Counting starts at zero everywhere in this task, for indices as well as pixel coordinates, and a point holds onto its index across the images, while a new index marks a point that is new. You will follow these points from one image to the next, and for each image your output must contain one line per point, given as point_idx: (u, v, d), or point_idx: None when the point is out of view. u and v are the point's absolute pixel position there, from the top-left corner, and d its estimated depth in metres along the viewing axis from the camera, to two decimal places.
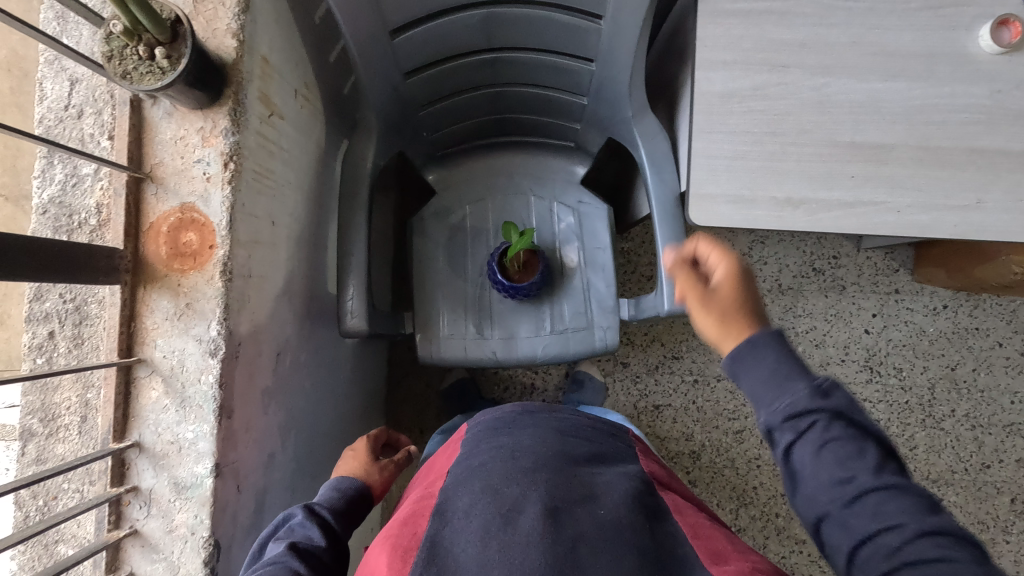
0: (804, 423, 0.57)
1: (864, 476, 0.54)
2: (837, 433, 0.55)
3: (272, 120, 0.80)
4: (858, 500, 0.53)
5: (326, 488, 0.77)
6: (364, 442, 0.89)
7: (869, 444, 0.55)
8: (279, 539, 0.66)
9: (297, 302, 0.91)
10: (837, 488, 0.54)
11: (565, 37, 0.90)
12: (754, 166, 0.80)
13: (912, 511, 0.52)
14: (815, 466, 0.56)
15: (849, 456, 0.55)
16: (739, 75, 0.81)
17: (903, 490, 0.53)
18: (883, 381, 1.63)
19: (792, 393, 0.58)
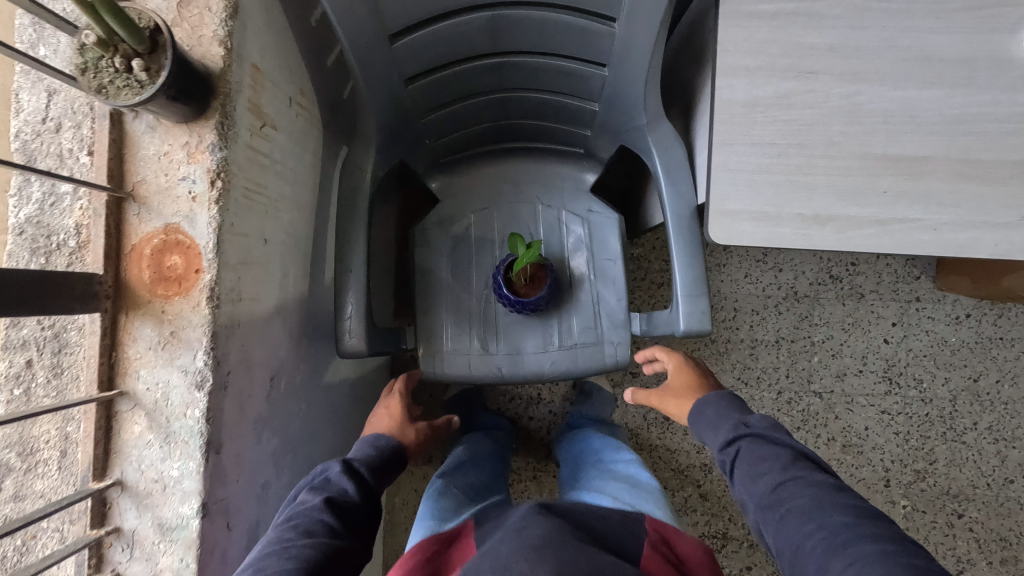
0: (738, 446, 0.83)
1: (774, 473, 0.76)
2: (754, 450, 0.81)
3: (264, 131, 0.76)
4: (772, 494, 0.74)
5: (362, 446, 0.88)
6: (397, 403, 1.04)
7: (779, 452, 0.78)
8: (315, 491, 0.76)
9: (291, 321, 0.87)
10: (758, 489, 0.76)
11: (575, 40, 0.84)
12: (779, 181, 0.75)
13: (807, 492, 0.71)
14: (745, 478, 0.79)
15: (763, 463, 0.78)
16: (764, 82, 0.75)
17: (802, 477, 0.74)
18: (902, 392, 1.58)
19: (722, 426, 0.88)
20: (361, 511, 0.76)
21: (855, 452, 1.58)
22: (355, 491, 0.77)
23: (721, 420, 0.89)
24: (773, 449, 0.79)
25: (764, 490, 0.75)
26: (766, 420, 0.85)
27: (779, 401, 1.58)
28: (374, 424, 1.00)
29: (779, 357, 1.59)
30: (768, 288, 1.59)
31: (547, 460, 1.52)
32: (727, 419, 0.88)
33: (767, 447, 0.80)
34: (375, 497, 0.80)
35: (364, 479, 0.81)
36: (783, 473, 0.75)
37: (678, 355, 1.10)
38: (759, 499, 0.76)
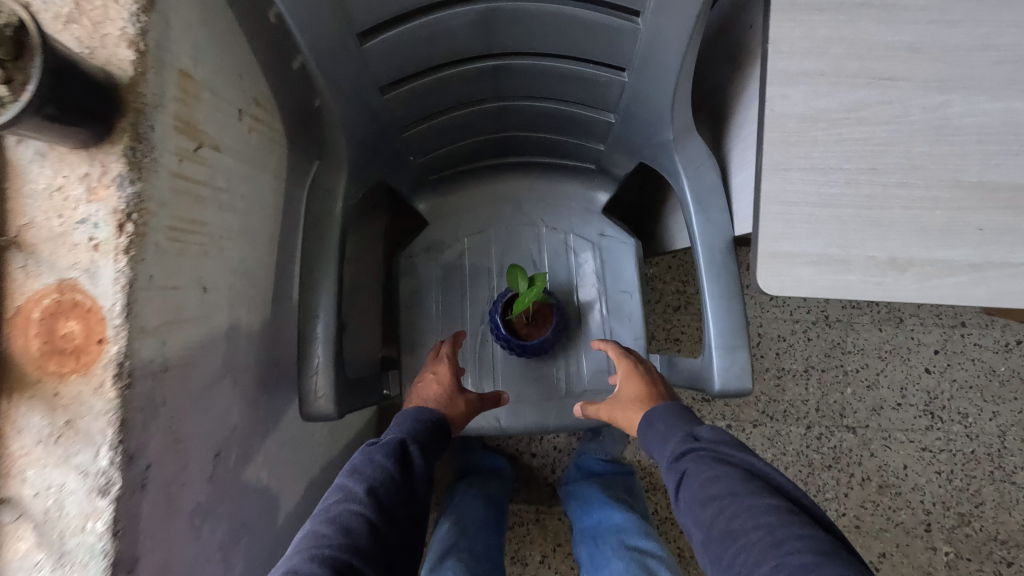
0: (683, 463, 0.70)
1: (725, 499, 0.63)
2: (702, 468, 0.68)
3: (200, 154, 0.61)
4: (722, 525, 0.62)
5: (404, 419, 0.79)
6: (446, 371, 0.87)
7: (731, 471, 0.66)
8: (359, 477, 0.68)
9: (244, 378, 0.72)
10: (706, 517, 0.64)
11: (588, 39, 0.69)
12: (845, 215, 0.59)
13: (762, 523, 0.59)
14: (692, 501, 0.66)
15: (712, 484, 0.65)
16: (827, 91, 0.60)
17: (755, 503, 0.61)
18: (945, 427, 1.43)
19: (668, 439, 0.74)
20: (405, 499, 0.69)
21: (892, 493, 1.42)
22: (397, 476, 0.70)
23: (666, 432, 0.76)
24: (724, 466, 0.66)
25: (711, 519, 0.63)
26: (717, 430, 0.72)
27: (807, 437, 1.43)
28: (421, 390, 0.86)
29: (808, 388, 1.44)
30: (796, 312, 1.44)
31: (551, 501, 1.36)
32: (674, 430, 0.75)
33: (715, 464, 0.67)
34: (422, 480, 0.73)
35: (408, 460, 0.72)
36: (734, 497, 0.62)
37: (627, 359, 0.88)
38: (706, 528, 0.63)
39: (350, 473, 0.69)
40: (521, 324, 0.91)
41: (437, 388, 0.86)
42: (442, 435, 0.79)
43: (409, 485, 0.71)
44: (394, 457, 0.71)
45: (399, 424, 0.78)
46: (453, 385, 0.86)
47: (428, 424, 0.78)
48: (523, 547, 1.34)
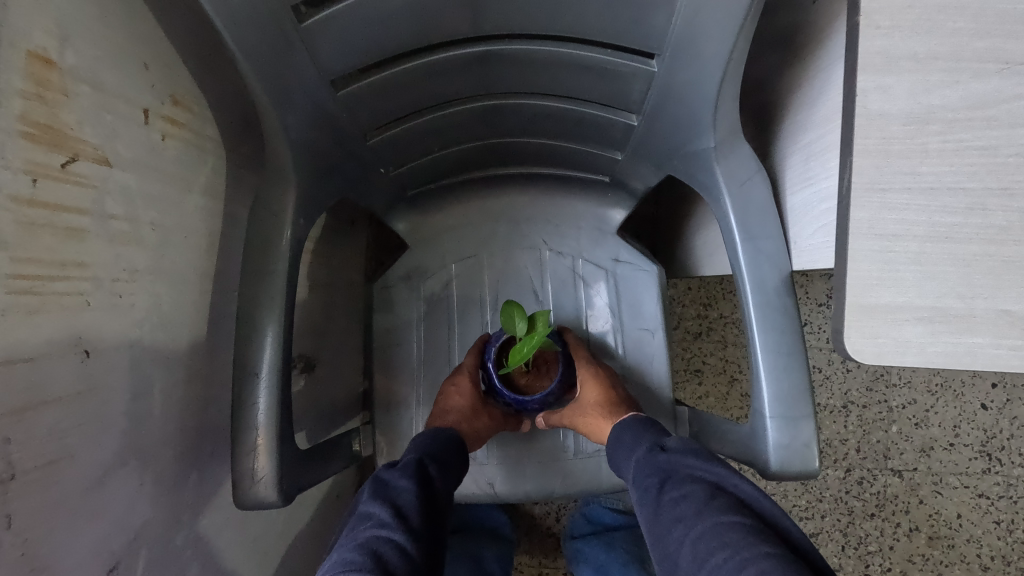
0: (644, 480, 0.58)
1: (689, 522, 0.51)
2: (665, 484, 0.56)
3: (74, 171, 0.44)
4: (687, 553, 0.50)
5: (421, 435, 0.67)
6: (468, 383, 0.74)
7: (697, 486, 0.54)
8: (377, 499, 0.55)
9: (160, 457, 0.55)
10: (669, 545, 0.52)
11: (607, 16, 0.52)
12: (969, 252, 0.43)
13: (730, 546, 0.47)
14: (654, 526, 0.54)
15: (676, 506, 0.53)
16: (942, 80, 0.43)
17: (718, 521, 0.49)
18: (1005, 471, 1.25)
19: (633, 451, 0.62)
20: (434, 528, 0.56)
21: (944, 546, 1.25)
22: (427, 500, 0.57)
23: (629, 443, 0.64)
24: (691, 482, 0.54)
25: (676, 547, 0.51)
26: (685, 437, 0.60)
27: (847, 482, 1.26)
28: (441, 404, 0.73)
29: (847, 426, 1.26)
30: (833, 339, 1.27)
31: (555, 555, 1.19)
32: (638, 440, 0.63)
33: (679, 481, 0.55)
34: (445, 508, 0.60)
35: (430, 483, 0.60)
36: (699, 519, 0.51)
37: (585, 356, 0.76)
38: (672, 559, 0.51)
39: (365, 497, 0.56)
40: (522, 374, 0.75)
41: (461, 399, 0.72)
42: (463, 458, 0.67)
43: (438, 510, 0.58)
44: (422, 478, 0.59)
45: (417, 441, 0.65)
46: (478, 399, 0.73)
47: (453, 441, 0.66)
48: None
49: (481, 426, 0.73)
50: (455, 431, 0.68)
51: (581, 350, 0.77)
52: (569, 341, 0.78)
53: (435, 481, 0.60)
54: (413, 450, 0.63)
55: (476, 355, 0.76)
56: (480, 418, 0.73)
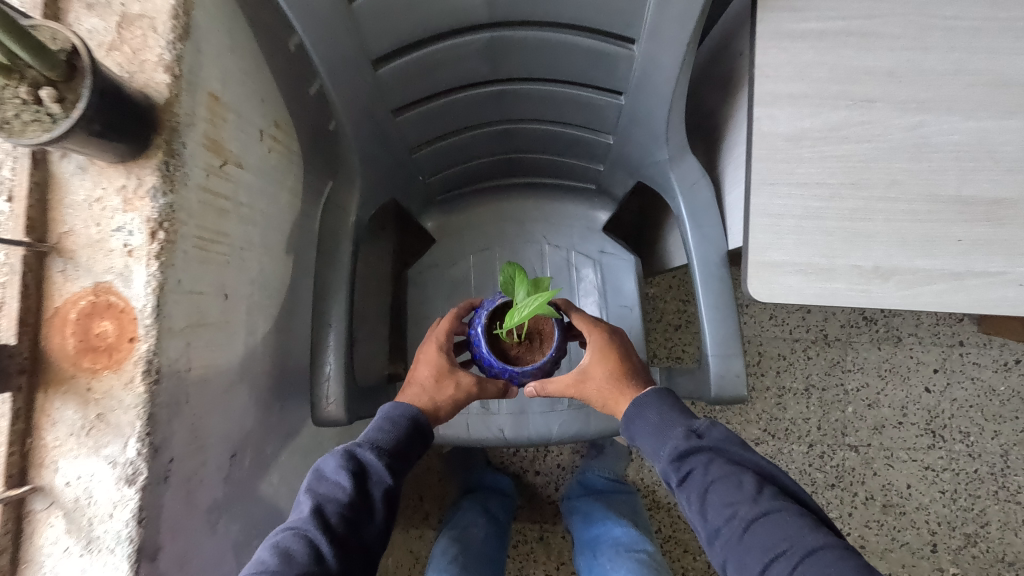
0: (688, 466, 0.66)
1: (748, 509, 0.60)
2: (715, 472, 0.64)
3: (226, 170, 0.65)
4: (747, 537, 0.59)
5: (378, 418, 0.72)
6: (433, 355, 0.77)
7: (746, 476, 0.63)
8: (308, 492, 0.62)
9: (261, 383, 0.75)
10: (725, 529, 0.61)
11: (589, 66, 0.73)
12: (831, 227, 0.63)
13: (795, 535, 0.57)
14: (705, 508, 0.63)
15: (732, 495, 0.62)
16: (811, 111, 0.64)
17: (778, 511, 0.59)
18: (947, 446, 1.43)
19: (667, 436, 0.69)
20: (363, 515, 0.62)
21: (896, 513, 1.42)
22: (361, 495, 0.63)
23: (663, 428, 0.70)
24: (738, 472, 0.63)
25: (734, 531, 0.60)
26: (718, 426, 0.69)
27: (810, 456, 1.43)
28: (413, 375, 0.77)
29: (809, 407, 1.44)
30: (795, 331, 1.45)
31: (554, 519, 1.35)
32: (672, 426, 0.70)
33: (730, 469, 0.64)
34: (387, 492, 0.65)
35: (364, 472, 0.65)
36: (758, 509, 0.60)
37: (595, 323, 0.79)
38: (728, 541, 0.60)
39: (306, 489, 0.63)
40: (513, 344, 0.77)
41: (427, 376, 0.76)
42: (421, 441, 0.72)
43: (369, 498, 0.64)
44: (358, 471, 0.64)
45: (371, 427, 0.71)
46: (453, 371, 0.76)
47: (402, 427, 0.70)
48: (527, 566, 1.34)
49: (451, 401, 0.75)
50: (415, 412, 0.72)
51: (587, 319, 0.80)
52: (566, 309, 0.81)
53: (376, 470, 0.65)
54: (364, 436, 0.69)
55: (449, 325, 0.80)
56: (447, 387, 0.75)
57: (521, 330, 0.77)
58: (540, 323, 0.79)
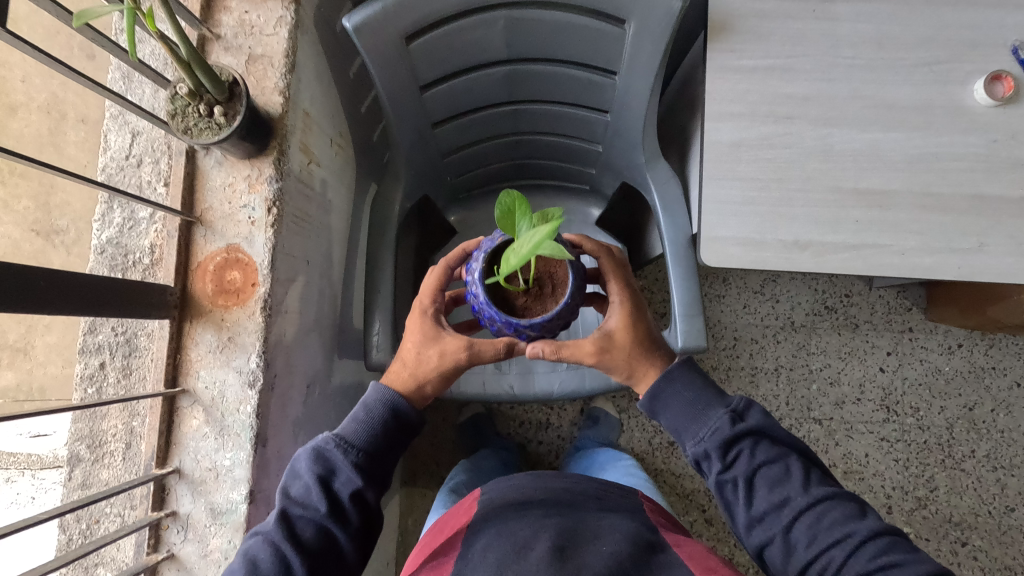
0: (736, 451, 0.69)
1: (799, 496, 0.66)
2: (764, 458, 0.68)
3: (311, 167, 0.87)
4: (797, 521, 0.65)
5: (356, 407, 0.71)
6: (415, 323, 0.71)
7: (792, 461, 0.68)
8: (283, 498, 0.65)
9: (327, 336, 0.96)
10: (774, 512, 0.67)
11: (582, 90, 0.95)
12: (763, 210, 0.85)
13: (846, 519, 0.64)
14: (755, 494, 0.68)
15: (781, 481, 0.67)
16: (747, 126, 0.86)
17: (827, 497, 0.65)
18: (900, 420, 1.57)
19: (709, 420, 0.71)
20: (332, 521, 0.65)
21: (855, 479, 1.54)
22: (328, 500, 0.65)
23: (700, 411, 0.72)
24: (782, 457, 0.69)
25: (782, 515, 0.66)
26: (756, 409, 0.72)
27: None
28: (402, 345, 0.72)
29: (778, 385, 1.59)
30: (767, 319, 1.61)
31: None
32: (710, 409, 0.72)
33: (776, 457, 0.69)
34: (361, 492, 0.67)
35: (331, 479, 0.66)
36: (809, 495, 0.66)
37: (615, 276, 0.71)
38: (775, 524, 0.66)
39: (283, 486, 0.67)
40: (520, 293, 0.64)
41: (413, 349, 0.70)
42: (406, 424, 0.71)
43: (339, 502, 0.66)
44: (322, 473, 0.66)
45: (350, 417, 0.71)
46: (445, 341, 0.69)
47: (377, 420, 0.70)
48: None
49: (442, 375, 0.70)
50: (398, 397, 0.71)
51: (609, 268, 0.72)
52: (586, 246, 0.72)
53: (342, 470, 0.66)
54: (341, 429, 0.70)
55: (435, 283, 0.71)
56: (434, 355, 0.69)
57: (529, 275, 0.64)
58: (552, 267, 0.65)
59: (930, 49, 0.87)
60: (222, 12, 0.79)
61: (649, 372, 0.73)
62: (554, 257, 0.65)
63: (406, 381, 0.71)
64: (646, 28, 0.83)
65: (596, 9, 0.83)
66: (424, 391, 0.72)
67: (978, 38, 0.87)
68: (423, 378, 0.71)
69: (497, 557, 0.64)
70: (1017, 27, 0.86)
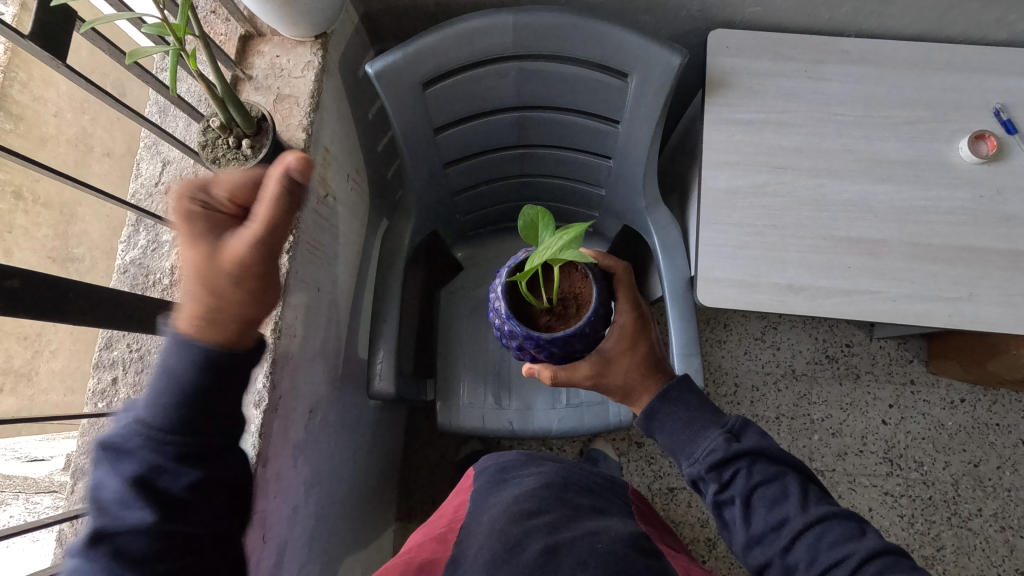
0: (731, 471, 0.67)
1: (796, 517, 0.63)
2: (761, 477, 0.66)
3: (327, 201, 0.91)
4: (795, 542, 0.63)
5: (154, 375, 0.56)
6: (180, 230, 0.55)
7: (790, 480, 0.66)
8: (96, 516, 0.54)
9: (332, 363, 0.98)
10: (772, 533, 0.64)
11: (587, 137, 1.01)
12: (757, 254, 0.88)
13: (845, 540, 0.61)
14: (755, 516, 0.66)
15: (778, 501, 0.65)
16: (741, 174, 0.91)
17: (826, 517, 0.63)
18: (904, 474, 1.53)
19: (704, 439, 0.70)
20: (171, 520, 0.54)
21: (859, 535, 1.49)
22: (154, 506, 0.53)
23: (695, 431, 0.70)
24: (779, 477, 0.66)
25: (780, 536, 0.64)
26: (753, 428, 0.70)
27: None
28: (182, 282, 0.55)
29: (779, 434, 1.56)
30: (767, 366, 1.61)
31: None
32: (705, 429, 0.70)
33: (774, 477, 0.66)
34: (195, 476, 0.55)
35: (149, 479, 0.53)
36: (807, 515, 0.63)
37: (630, 301, 0.69)
38: (774, 545, 0.64)
39: (92, 501, 0.55)
40: (544, 314, 0.64)
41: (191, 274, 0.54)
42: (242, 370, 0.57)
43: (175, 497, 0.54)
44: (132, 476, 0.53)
45: (150, 389, 0.56)
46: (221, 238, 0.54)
47: (182, 393, 0.55)
48: None
49: (228, 283, 0.54)
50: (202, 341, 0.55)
51: (622, 287, 0.69)
52: (603, 264, 0.68)
53: (159, 465, 0.53)
54: (146, 415, 0.55)
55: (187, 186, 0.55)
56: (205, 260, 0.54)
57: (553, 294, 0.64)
58: (576, 287, 0.65)
59: (917, 109, 0.92)
60: (255, 56, 0.86)
61: (645, 394, 0.75)
62: (579, 278, 0.65)
63: (194, 322, 0.55)
64: (646, 82, 0.88)
65: (601, 64, 0.89)
66: (239, 336, 0.56)
67: (961, 100, 0.92)
68: (234, 321, 0.56)
69: (491, 555, 0.65)
70: (997, 92, 0.92)
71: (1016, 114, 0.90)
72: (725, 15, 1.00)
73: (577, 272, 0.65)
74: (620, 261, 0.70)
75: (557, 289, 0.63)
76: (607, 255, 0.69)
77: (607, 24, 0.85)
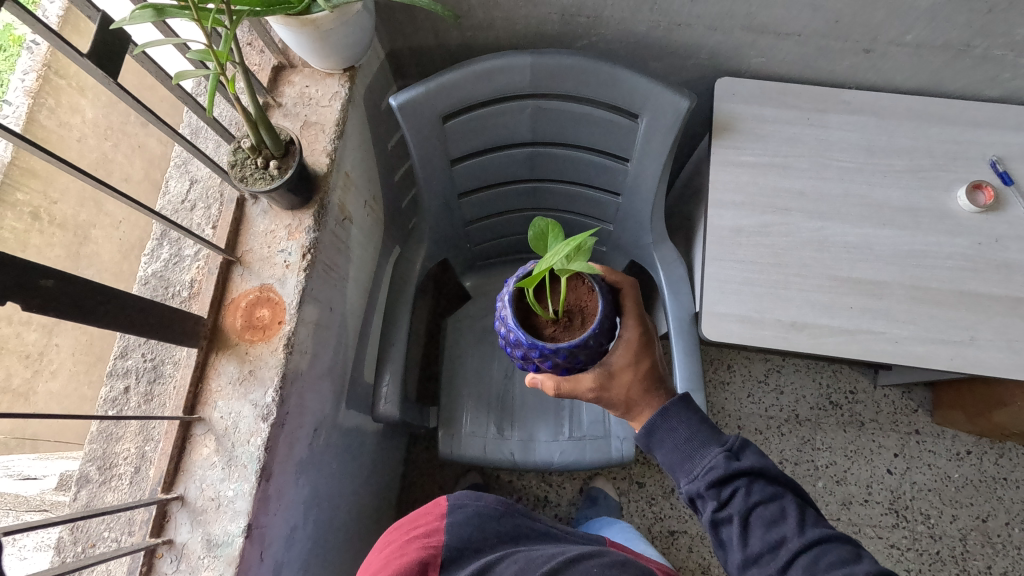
0: (731, 488, 0.67)
1: (795, 537, 0.63)
2: (760, 497, 0.66)
3: (344, 223, 0.94)
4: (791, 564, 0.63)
5: None
6: None
7: (788, 502, 0.66)
8: None
9: (339, 383, 0.99)
10: (769, 554, 0.64)
11: (597, 173, 1.04)
12: (761, 292, 0.90)
13: (843, 562, 0.61)
14: (754, 536, 0.65)
15: (776, 521, 0.65)
16: (746, 214, 0.94)
17: (824, 539, 0.63)
18: (910, 527, 1.50)
19: (704, 456, 0.70)
20: None
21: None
22: None
23: (695, 449, 0.71)
24: (778, 497, 0.66)
25: (778, 556, 0.63)
26: (752, 448, 0.70)
27: None
28: None
29: None
30: (770, 410, 1.61)
31: None
32: (705, 447, 0.70)
33: (773, 496, 0.66)
34: None
35: None
36: (804, 537, 0.63)
37: (635, 315, 0.71)
38: (770, 565, 0.63)
39: None
40: (548, 324, 0.66)
41: None
42: None
43: None
44: None
45: None
46: None
47: None
48: None
49: None
50: None
51: (629, 302, 0.71)
52: (609, 278, 0.71)
53: None
54: None
55: None
56: None
57: (559, 306, 0.66)
58: (583, 300, 0.67)
59: (917, 158, 0.95)
60: (286, 85, 0.91)
61: (645, 410, 0.75)
62: (586, 291, 0.67)
63: None
64: (655, 124, 0.92)
65: (614, 105, 0.94)
66: None
67: (959, 152, 0.96)
68: None
69: None
70: (993, 146, 0.96)
71: (1012, 166, 0.94)
72: (732, 64, 1.05)
73: (584, 285, 0.68)
74: (627, 278, 0.73)
75: (562, 301, 0.65)
76: (614, 270, 0.72)
77: (620, 69, 0.90)
